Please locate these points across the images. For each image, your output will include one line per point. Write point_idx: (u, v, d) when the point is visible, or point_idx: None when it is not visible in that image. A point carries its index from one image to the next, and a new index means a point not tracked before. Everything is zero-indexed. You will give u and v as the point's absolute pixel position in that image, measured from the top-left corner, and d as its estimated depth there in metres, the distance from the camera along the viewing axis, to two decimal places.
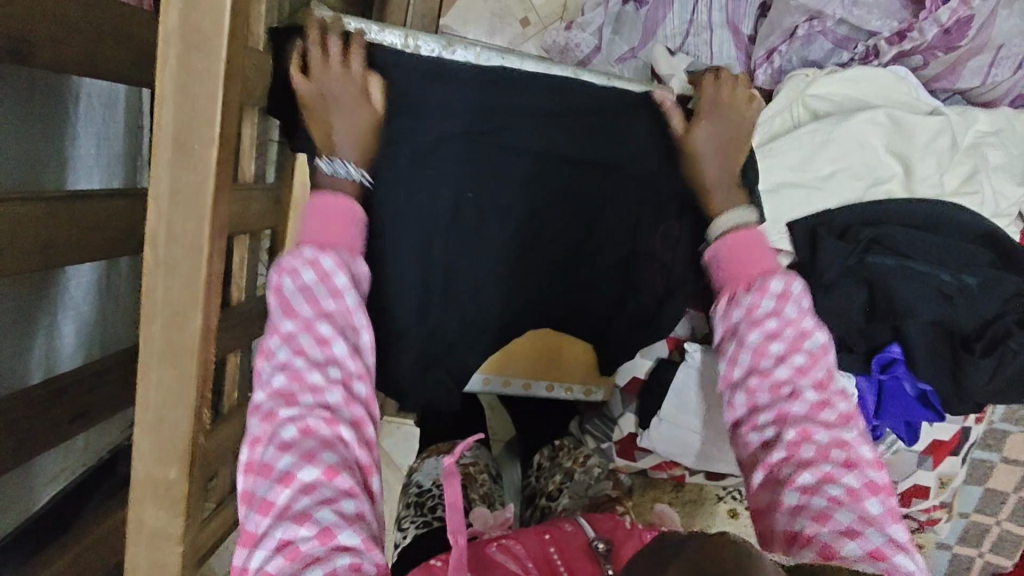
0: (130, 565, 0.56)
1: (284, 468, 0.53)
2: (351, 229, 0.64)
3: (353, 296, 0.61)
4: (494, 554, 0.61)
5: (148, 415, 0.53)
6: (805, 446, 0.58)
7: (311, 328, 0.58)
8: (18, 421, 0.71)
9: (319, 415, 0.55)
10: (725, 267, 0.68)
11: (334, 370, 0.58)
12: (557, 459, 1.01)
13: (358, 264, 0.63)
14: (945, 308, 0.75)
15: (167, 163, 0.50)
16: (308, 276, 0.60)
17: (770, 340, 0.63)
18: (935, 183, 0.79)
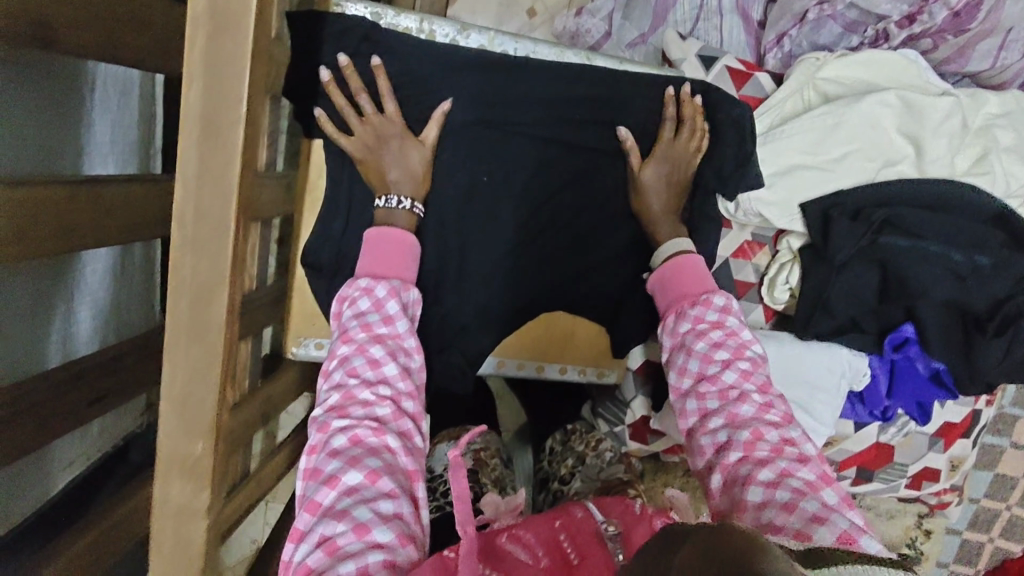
0: (155, 543, 0.56)
1: (332, 471, 0.58)
2: (407, 261, 0.74)
3: (403, 324, 0.69)
4: (504, 544, 0.58)
5: (175, 390, 0.54)
6: (759, 446, 0.61)
7: (365, 351, 0.66)
8: (40, 404, 0.72)
9: (368, 426, 0.61)
10: (667, 286, 0.76)
11: (386, 387, 0.65)
12: (569, 442, 1.01)
13: (410, 293, 0.72)
14: (959, 289, 0.77)
15: (196, 142, 0.50)
16: (364, 304, 0.69)
17: (713, 352, 0.69)
18: (947, 165, 0.79)
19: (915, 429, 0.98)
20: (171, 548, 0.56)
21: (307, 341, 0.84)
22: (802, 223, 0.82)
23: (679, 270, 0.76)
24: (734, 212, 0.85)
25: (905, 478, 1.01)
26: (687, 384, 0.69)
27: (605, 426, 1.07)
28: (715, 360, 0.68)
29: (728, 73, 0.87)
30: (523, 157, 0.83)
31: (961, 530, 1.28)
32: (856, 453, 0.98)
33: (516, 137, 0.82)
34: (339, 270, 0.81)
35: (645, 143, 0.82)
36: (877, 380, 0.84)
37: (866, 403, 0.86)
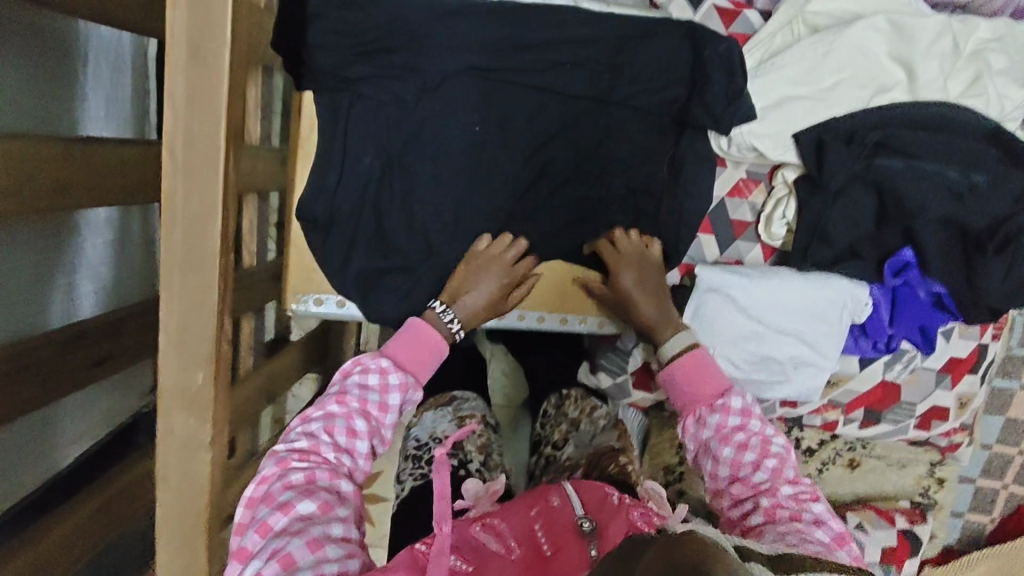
0: (162, 476, 0.58)
1: (286, 498, 0.58)
2: (429, 361, 0.73)
3: (394, 415, 0.70)
4: (478, 534, 0.63)
5: (174, 320, 0.55)
6: (780, 511, 0.63)
7: (352, 419, 0.66)
8: (41, 364, 0.72)
9: (326, 470, 0.62)
10: (681, 387, 0.74)
11: (348, 456, 0.65)
12: (563, 407, 1.01)
13: (415, 395, 0.72)
14: (955, 208, 0.77)
15: (183, 67, 0.50)
16: (372, 379, 0.69)
17: (740, 446, 0.69)
18: (940, 88, 0.78)
19: (920, 365, 0.97)
20: (178, 481, 0.57)
21: (306, 298, 0.82)
22: (796, 154, 0.81)
23: (690, 361, 0.75)
24: (727, 150, 0.85)
25: (913, 418, 1.01)
26: (719, 479, 0.70)
27: (607, 379, 1.04)
28: (743, 455, 0.68)
29: (716, 13, 0.85)
30: (515, 105, 0.81)
31: (975, 478, 1.26)
32: (863, 393, 0.98)
33: (508, 86, 0.80)
34: (335, 223, 0.80)
35: (636, 84, 0.81)
36: (879, 309, 0.84)
37: (869, 335, 0.86)
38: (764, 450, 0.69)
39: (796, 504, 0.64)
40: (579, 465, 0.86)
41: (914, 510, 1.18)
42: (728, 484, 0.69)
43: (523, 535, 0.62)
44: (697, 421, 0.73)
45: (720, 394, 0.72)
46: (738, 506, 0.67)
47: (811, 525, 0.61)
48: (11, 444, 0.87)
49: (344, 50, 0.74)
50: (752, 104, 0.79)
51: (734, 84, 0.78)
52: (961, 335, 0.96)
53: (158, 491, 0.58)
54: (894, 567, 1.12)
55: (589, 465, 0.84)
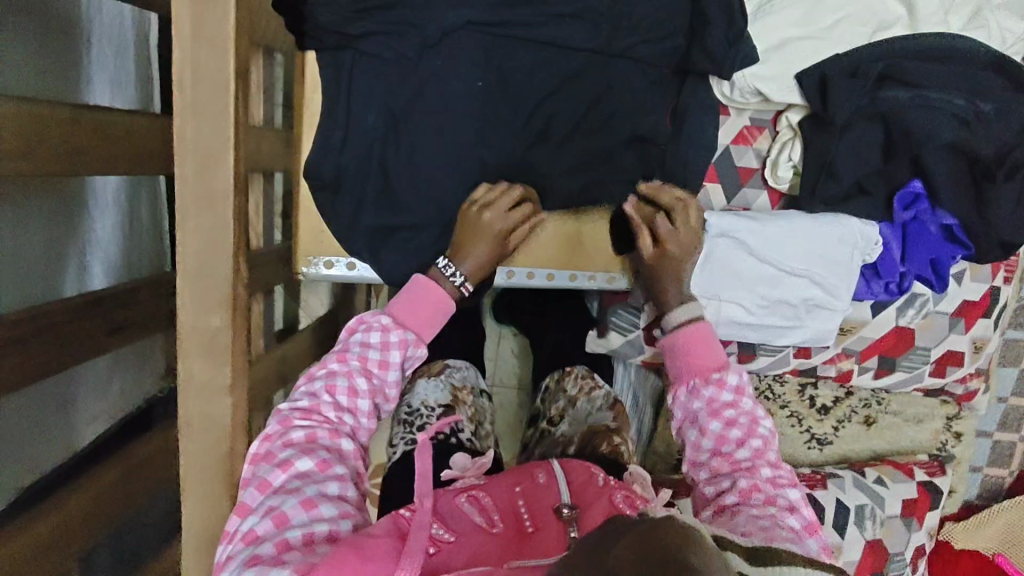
0: (184, 420, 0.59)
1: (285, 455, 0.59)
2: (436, 318, 0.72)
3: (396, 374, 0.69)
4: (463, 505, 0.62)
5: (191, 258, 0.56)
6: (756, 493, 0.64)
7: (352, 376, 0.66)
8: (58, 331, 0.73)
9: (326, 429, 0.63)
10: (680, 357, 0.74)
11: (350, 415, 0.66)
12: (562, 383, 0.96)
13: (419, 351, 0.71)
14: (963, 133, 0.76)
15: (189, 2, 0.51)
16: (376, 335, 0.68)
17: (728, 423, 0.69)
18: (940, 21, 0.78)
19: (933, 309, 0.97)
20: (199, 425, 0.59)
21: (317, 259, 0.82)
22: (800, 95, 0.81)
23: (696, 334, 0.74)
24: (730, 97, 0.85)
25: (928, 364, 1.00)
26: (700, 451, 0.70)
27: (617, 338, 1.05)
28: (730, 432, 0.68)
29: None
30: (516, 56, 0.80)
31: (991, 433, 1.25)
32: (876, 340, 0.98)
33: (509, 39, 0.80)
34: (342, 184, 0.81)
35: (638, 32, 0.80)
36: (890, 248, 0.85)
37: (881, 276, 0.87)
38: (750, 430, 0.69)
39: (772, 486, 0.66)
40: (572, 442, 0.84)
41: (933, 462, 1.16)
42: (709, 457, 0.69)
43: (506, 509, 0.62)
44: (688, 391, 0.72)
45: (717, 368, 0.72)
46: (715, 481, 0.68)
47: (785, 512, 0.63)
48: (31, 421, 0.88)
49: (346, 7, 0.75)
50: (753, 47, 0.79)
51: (734, 27, 0.79)
52: (973, 278, 0.96)
53: (181, 435, 0.60)
54: (915, 520, 1.12)
55: (582, 442, 0.83)
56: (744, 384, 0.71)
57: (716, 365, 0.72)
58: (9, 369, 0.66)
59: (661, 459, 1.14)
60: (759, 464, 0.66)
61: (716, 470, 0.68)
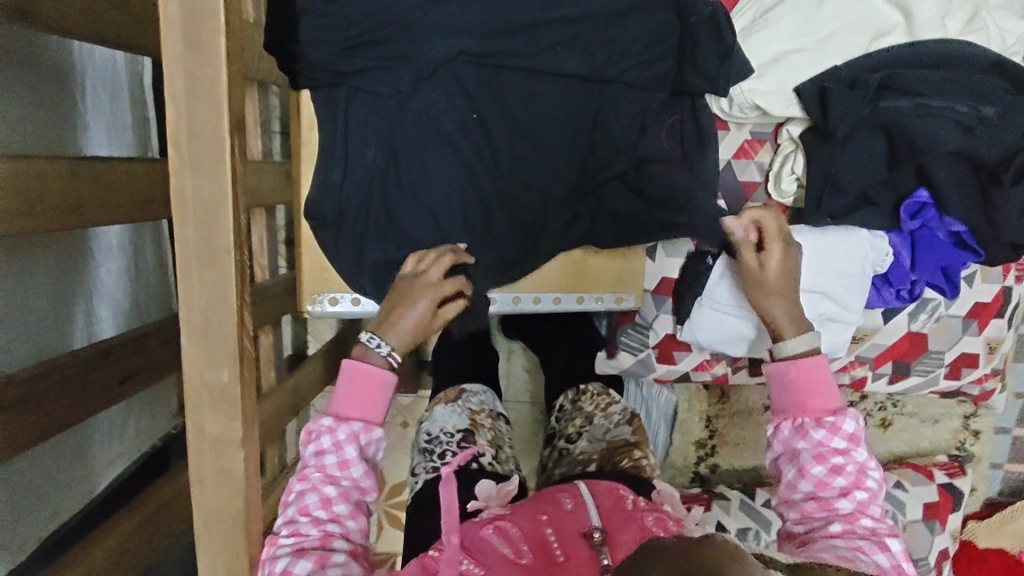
0: (197, 476, 0.58)
1: (283, 566, 0.58)
2: (381, 399, 0.66)
3: (360, 467, 0.64)
4: (489, 536, 0.63)
5: (196, 315, 0.55)
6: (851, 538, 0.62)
7: (319, 488, 0.62)
8: (68, 385, 0.73)
9: (317, 535, 0.60)
10: (788, 394, 0.68)
11: (336, 522, 0.62)
12: (579, 403, 0.93)
13: (376, 435, 0.65)
14: (967, 139, 0.75)
15: (179, 60, 0.51)
16: (326, 440, 0.64)
17: (833, 470, 0.64)
18: (938, 26, 0.78)
19: (945, 313, 0.96)
20: (213, 481, 0.58)
21: (321, 297, 0.84)
22: (799, 107, 0.81)
23: (807, 369, 0.68)
24: (729, 112, 0.84)
25: (943, 367, 0.99)
26: (795, 491, 0.66)
27: (628, 358, 1.02)
28: (835, 479, 0.64)
29: None
30: (511, 87, 0.80)
31: (1011, 429, 1.23)
32: (890, 346, 0.97)
33: (502, 69, 0.79)
34: (344, 221, 0.80)
35: (633, 56, 0.79)
36: (900, 255, 0.85)
37: (893, 284, 0.86)
38: (858, 481, 0.65)
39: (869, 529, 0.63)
40: (592, 461, 0.81)
41: (953, 463, 1.15)
42: (805, 499, 0.65)
43: (534, 539, 0.62)
44: (793, 427, 0.67)
45: (831, 411, 0.66)
46: (805, 521, 0.65)
47: (881, 553, 0.61)
48: (48, 472, 0.87)
49: (337, 44, 0.74)
50: (746, 62, 0.79)
51: (725, 41, 0.78)
52: (985, 279, 0.95)
53: (195, 491, 0.59)
54: (938, 523, 1.10)
55: (602, 460, 0.80)
56: (859, 431, 0.66)
57: (829, 408, 0.66)
58: (22, 429, 0.66)
59: (681, 472, 1.16)
60: (860, 514, 0.63)
61: (808, 512, 0.65)
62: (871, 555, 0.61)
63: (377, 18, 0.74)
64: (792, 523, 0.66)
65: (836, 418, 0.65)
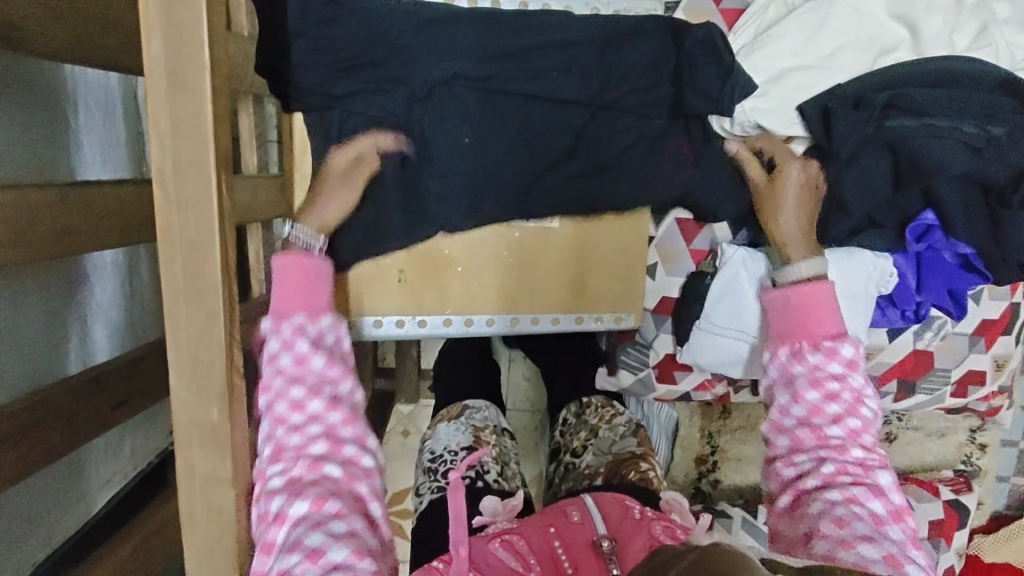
0: (187, 515, 0.57)
1: (277, 507, 0.57)
2: (319, 289, 0.67)
3: (320, 358, 0.64)
4: (496, 552, 0.61)
5: (184, 352, 0.54)
6: (839, 475, 0.61)
7: (285, 395, 0.62)
8: (58, 414, 0.72)
9: (304, 462, 0.60)
10: (790, 317, 0.70)
11: (317, 422, 0.62)
12: (583, 416, 0.93)
13: (325, 322, 0.66)
14: (975, 162, 0.73)
15: (163, 95, 0.49)
16: (276, 343, 0.64)
17: (827, 397, 0.65)
18: (945, 43, 0.76)
19: (952, 331, 0.94)
20: (203, 520, 0.57)
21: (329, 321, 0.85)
22: (802, 126, 0.79)
23: (811, 291, 0.70)
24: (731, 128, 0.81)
25: (949, 385, 0.97)
26: (787, 418, 0.66)
27: (628, 377, 1.00)
28: (828, 406, 0.64)
29: None
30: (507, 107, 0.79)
31: (1018, 441, 1.20)
32: (895, 364, 0.96)
33: (499, 90, 0.78)
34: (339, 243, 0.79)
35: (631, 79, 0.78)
36: (905, 277, 0.83)
37: (897, 304, 0.86)
38: (849, 410, 0.65)
39: (858, 465, 0.62)
40: (598, 474, 0.80)
41: (958, 478, 1.13)
42: (796, 427, 0.65)
43: (543, 553, 0.61)
44: (790, 352, 0.69)
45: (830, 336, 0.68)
46: (794, 462, 0.64)
47: (865, 494, 0.59)
48: (41, 495, 0.86)
49: (331, 66, 0.73)
50: (749, 79, 0.77)
51: (723, 62, 0.77)
52: (992, 296, 0.93)
53: (186, 531, 0.57)
54: (943, 541, 1.09)
55: (609, 474, 0.79)
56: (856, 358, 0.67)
57: (828, 333, 0.68)
58: (12, 463, 0.65)
59: (683, 487, 1.14)
60: (850, 445, 0.63)
61: (799, 446, 0.65)
62: (855, 495, 0.59)
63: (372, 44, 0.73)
64: (781, 466, 0.65)
65: (834, 342, 0.66)
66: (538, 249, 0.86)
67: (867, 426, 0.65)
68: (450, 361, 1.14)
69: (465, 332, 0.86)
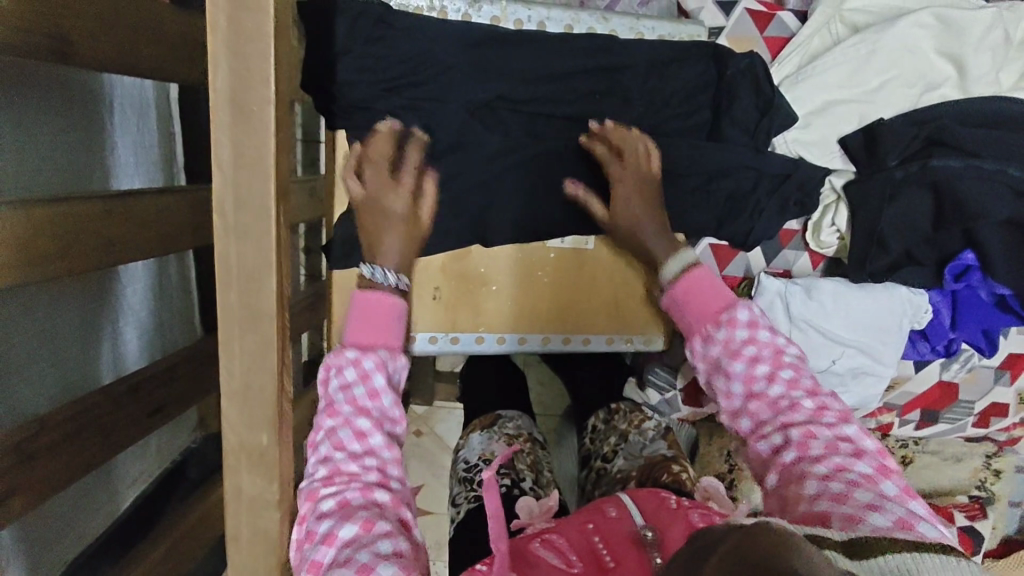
0: (234, 536, 0.57)
1: (327, 528, 0.53)
2: (393, 323, 0.60)
3: (392, 395, 0.58)
4: (538, 550, 0.61)
5: (236, 379, 0.54)
6: (813, 444, 0.53)
7: (352, 424, 0.56)
8: (96, 424, 0.72)
9: (355, 487, 0.55)
10: (685, 307, 0.63)
11: (372, 456, 0.57)
12: (612, 421, 0.94)
13: (399, 361, 0.60)
14: (1017, 206, 0.74)
15: (227, 126, 0.50)
16: (349, 374, 0.57)
17: (752, 361, 0.58)
18: (992, 81, 0.76)
19: (978, 363, 0.94)
20: (249, 542, 0.57)
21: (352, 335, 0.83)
22: (842, 160, 0.81)
23: (693, 282, 0.63)
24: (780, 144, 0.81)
25: (972, 415, 0.98)
26: (731, 398, 0.59)
27: (655, 396, 1.02)
28: (756, 367, 0.58)
29: (749, 17, 0.83)
30: (548, 131, 0.79)
31: None
32: (919, 394, 0.96)
33: (540, 114, 0.79)
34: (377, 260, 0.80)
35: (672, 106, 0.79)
36: (939, 313, 0.84)
37: (930, 339, 0.86)
38: (776, 361, 0.58)
39: (829, 430, 0.54)
40: (631, 477, 0.81)
41: (974, 504, 1.14)
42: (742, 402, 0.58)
43: (582, 548, 0.61)
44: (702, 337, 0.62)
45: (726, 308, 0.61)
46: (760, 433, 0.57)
47: (851, 459, 0.51)
48: (73, 497, 0.86)
49: (375, 85, 0.73)
50: (790, 111, 0.78)
51: (763, 94, 0.78)
52: (1019, 332, 0.93)
53: (231, 550, 0.58)
54: None
55: (642, 476, 0.80)
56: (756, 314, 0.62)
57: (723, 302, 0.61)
58: (55, 475, 0.66)
59: None
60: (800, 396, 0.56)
61: (756, 419, 0.57)
62: (842, 463, 0.51)
63: (420, 64, 0.74)
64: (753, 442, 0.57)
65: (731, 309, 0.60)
66: (573, 268, 0.86)
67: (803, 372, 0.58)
68: (476, 373, 1.15)
69: (497, 350, 0.86)
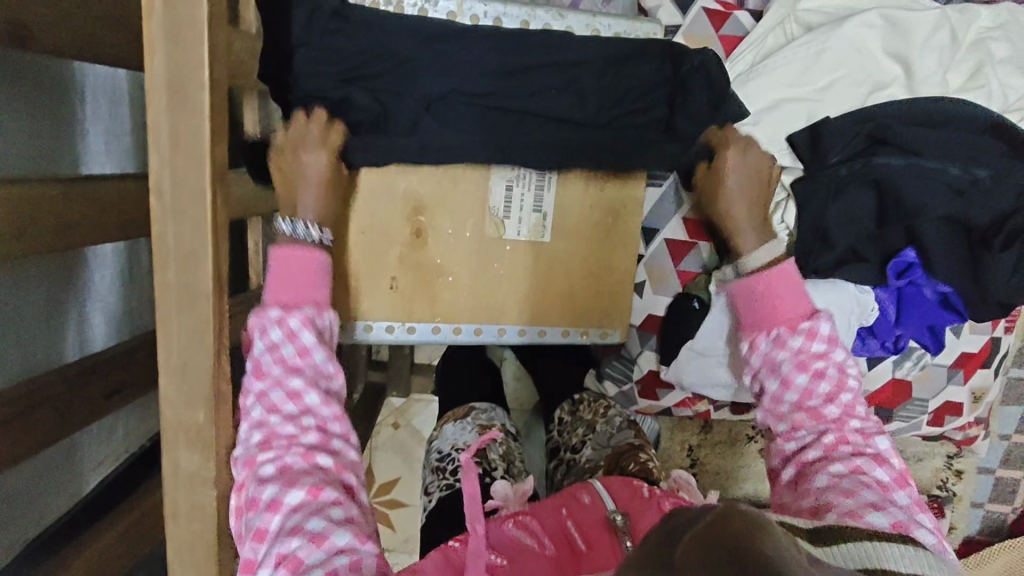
0: (171, 511, 0.59)
1: (271, 496, 0.54)
2: (317, 281, 0.67)
3: (320, 351, 0.63)
4: (512, 532, 0.62)
5: (174, 355, 0.56)
6: (840, 447, 0.61)
7: (282, 384, 0.61)
8: (52, 404, 0.73)
9: (297, 452, 0.57)
10: (752, 307, 0.71)
11: (310, 415, 0.60)
12: (578, 412, 0.96)
13: (324, 316, 0.66)
14: (956, 204, 0.76)
15: (165, 107, 0.51)
16: (274, 334, 0.63)
17: (816, 376, 0.65)
18: (938, 81, 0.78)
19: (930, 362, 0.96)
20: (185, 516, 0.59)
21: None
22: (792, 158, 0.81)
23: (773, 280, 0.71)
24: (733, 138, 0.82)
25: (926, 414, 1.00)
26: (781, 402, 0.67)
27: (613, 388, 1.03)
28: (818, 384, 0.65)
29: (705, 16, 0.84)
30: (505, 124, 0.80)
31: (993, 470, 1.20)
32: (874, 392, 0.98)
33: (497, 109, 0.80)
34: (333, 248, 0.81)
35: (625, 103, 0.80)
36: (886, 309, 0.86)
37: (878, 336, 0.88)
38: (840, 383, 0.66)
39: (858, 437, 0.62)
40: (599, 467, 0.83)
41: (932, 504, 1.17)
42: (792, 410, 0.66)
43: (556, 532, 0.62)
44: (771, 339, 0.69)
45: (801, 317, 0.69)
46: (796, 433, 0.65)
47: (868, 463, 0.59)
48: (35, 476, 0.88)
49: (332, 75, 0.75)
50: (740, 108, 0.80)
51: (715, 93, 0.80)
52: (972, 331, 0.94)
53: (169, 524, 0.59)
54: None
55: (610, 464, 0.82)
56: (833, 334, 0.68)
57: (794, 313, 0.69)
58: (7, 453, 0.67)
59: None
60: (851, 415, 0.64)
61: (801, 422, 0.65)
62: (859, 464, 0.59)
63: (376, 57, 0.76)
64: (785, 440, 0.65)
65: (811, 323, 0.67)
66: (528, 261, 0.87)
67: (846, 386, 0.66)
68: (446, 371, 1.16)
69: (453, 340, 0.88)
